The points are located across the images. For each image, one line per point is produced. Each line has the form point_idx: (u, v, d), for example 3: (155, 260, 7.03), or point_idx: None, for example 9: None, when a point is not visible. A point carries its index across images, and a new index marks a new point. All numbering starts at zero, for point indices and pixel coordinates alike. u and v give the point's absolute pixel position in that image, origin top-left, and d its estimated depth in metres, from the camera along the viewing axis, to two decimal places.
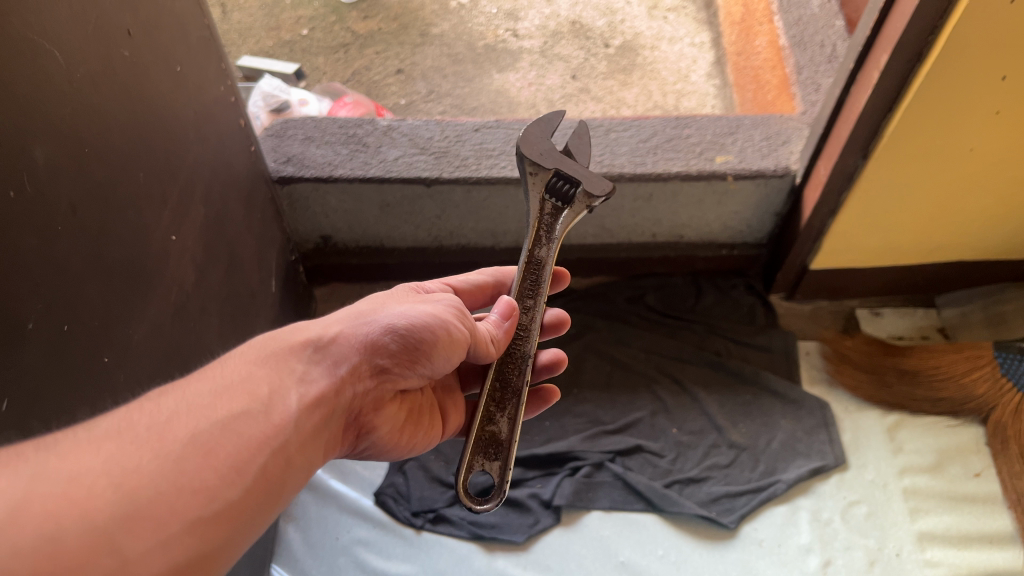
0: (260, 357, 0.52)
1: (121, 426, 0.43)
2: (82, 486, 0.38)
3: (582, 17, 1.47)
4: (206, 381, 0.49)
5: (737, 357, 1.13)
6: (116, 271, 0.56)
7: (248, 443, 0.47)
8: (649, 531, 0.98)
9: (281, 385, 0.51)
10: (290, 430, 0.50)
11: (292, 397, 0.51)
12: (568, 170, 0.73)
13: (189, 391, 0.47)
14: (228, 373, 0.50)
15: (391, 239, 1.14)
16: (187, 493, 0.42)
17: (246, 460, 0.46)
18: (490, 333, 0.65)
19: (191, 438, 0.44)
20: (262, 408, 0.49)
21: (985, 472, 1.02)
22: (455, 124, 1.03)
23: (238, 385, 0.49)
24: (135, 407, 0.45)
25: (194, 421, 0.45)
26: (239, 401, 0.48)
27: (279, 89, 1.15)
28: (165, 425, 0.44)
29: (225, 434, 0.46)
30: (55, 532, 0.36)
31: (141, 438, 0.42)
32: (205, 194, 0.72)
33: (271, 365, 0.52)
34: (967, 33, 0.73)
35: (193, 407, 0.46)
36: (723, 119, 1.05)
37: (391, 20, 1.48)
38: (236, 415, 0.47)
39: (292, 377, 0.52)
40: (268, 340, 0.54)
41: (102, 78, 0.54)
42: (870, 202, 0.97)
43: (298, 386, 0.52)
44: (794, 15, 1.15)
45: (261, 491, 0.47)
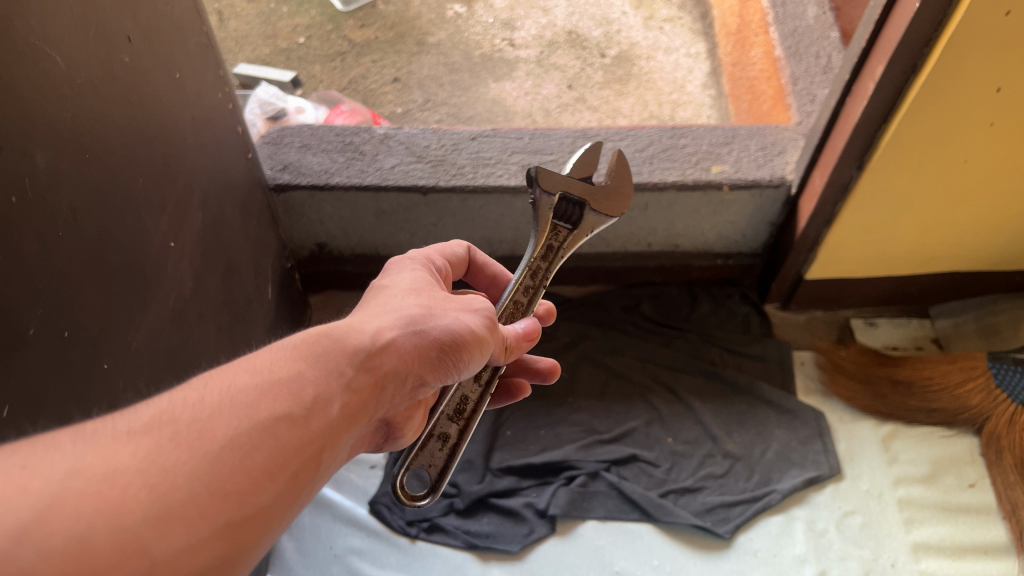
0: (308, 353, 0.48)
1: (161, 420, 0.40)
2: (117, 485, 0.36)
3: (578, 27, 1.48)
4: (250, 372, 0.45)
5: (732, 366, 1.13)
6: (116, 277, 0.56)
7: (286, 448, 0.43)
8: (645, 541, 0.98)
9: (327, 391, 0.47)
10: (326, 439, 0.46)
11: (335, 405, 0.47)
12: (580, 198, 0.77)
13: (233, 385, 0.44)
14: (274, 367, 0.46)
15: (387, 247, 1.13)
16: (218, 496, 0.39)
17: (280, 466, 0.42)
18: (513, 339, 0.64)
19: (227, 441, 0.41)
20: (303, 413, 0.45)
21: (980, 482, 1.02)
22: (451, 133, 1.03)
23: (285, 383, 0.45)
24: (177, 398, 0.42)
25: (232, 421, 0.42)
26: (282, 402, 0.44)
27: (275, 97, 1.15)
28: (205, 423, 0.41)
29: (263, 436, 0.42)
30: (86, 532, 0.34)
31: (179, 437, 0.39)
32: (202, 201, 0.72)
33: (319, 365, 0.48)
34: (961, 45, 0.73)
35: (235, 404, 0.43)
36: (720, 129, 1.05)
37: (387, 28, 1.48)
38: (277, 418, 0.43)
39: (338, 382, 0.48)
40: (320, 334, 0.50)
41: (102, 82, 0.54)
42: (865, 212, 0.97)
43: (343, 393, 0.48)
44: (789, 27, 1.16)
45: (291, 499, 0.43)
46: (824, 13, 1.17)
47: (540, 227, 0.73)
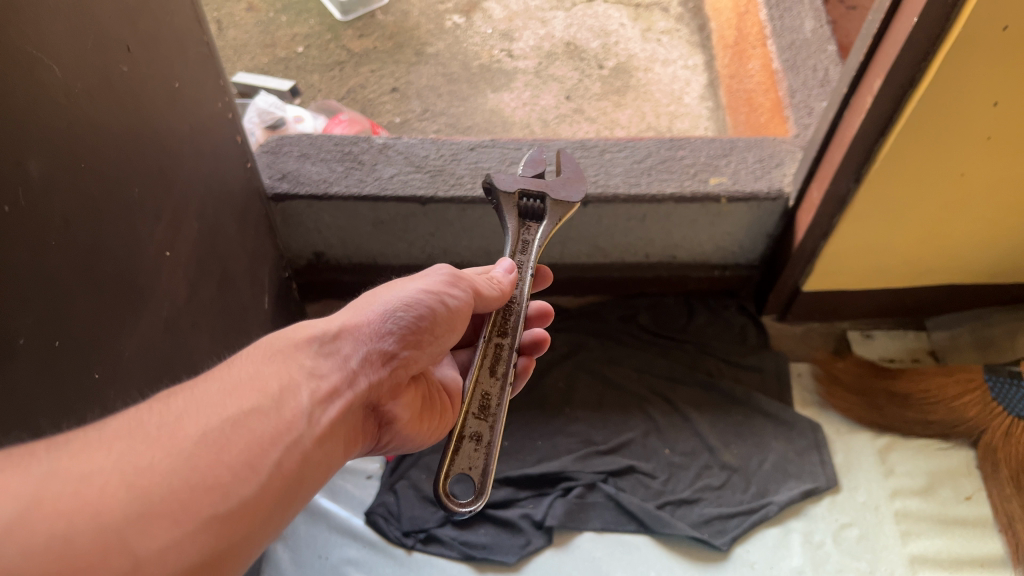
0: (266, 355, 0.50)
1: (131, 426, 0.42)
2: (95, 486, 0.38)
3: (576, 39, 1.48)
4: (215, 380, 0.47)
5: (730, 377, 1.13)
6: (112, 284, 0.56)
7: (261, 440, 0.44)
8: (642, 552, 0.98)
9: (293, 382, 0.48)
10: (304, 425, 0.47)
11: (304, 394, 0.48)
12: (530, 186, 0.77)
13: (199, 391, 0.45)
14: (236, 371, 0.48)
15: (385, 257, 1.13)
16: (200, 490, 0.40)
17: (258, 454, 0.44)
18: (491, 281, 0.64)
19: (200, 436, 0.42)
20: (273, 404, 0.47)
21: (976, 495, 1.02)
22: (450, 143, 1.03)
23: (247, 382, 0.47)
24: (143, 407, 0.43)
25: (205, 418, 0.43)
26: (249, 398, 0.46)
27: (274, 106, 1.15)
28: (175, 425, 0.42)
29: (236, 430, 0.44)
30: (66, 531, 0.36)
31: (151, 437, 0.41)
32: (199, 210, 0.72)
33: (279, 362, 0.49)
34: (958, 60, 0.74)
35: (203, 405, 0.44)
36: (717, 141, 1.05)
37: (386, 38, 1.49)
38: (247, 412, 0.45)
39: (303, 373, 0.49)
40: (271, 338, 0.51)
41: (100, 92, 0.54)
42: (862, 225, 0.98)
43: (310, 381, 0.49)
44: (787, 39, 1.16)
45: (278, 490, 0.44)
46: (822, 26, 1.18)
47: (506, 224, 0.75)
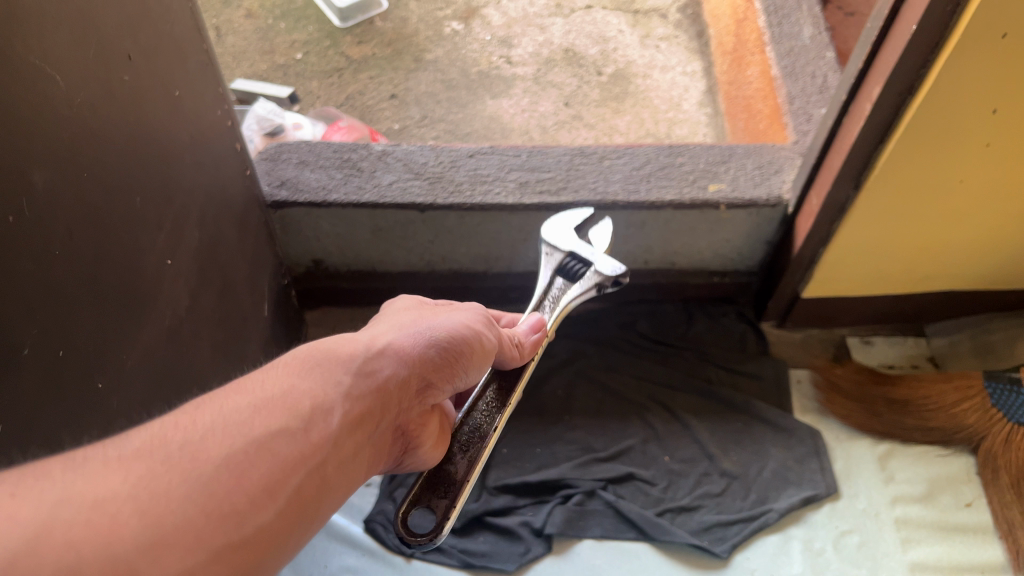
0: (303, 368, 0.49)
1: (153, 444, 0.40)
2: (108, 512, 0.35)
3: (575, 45, 1.48)
4: (243, 394, 0.45)
5: (729, 385, 1.13)
6: (113, 294, 0.56)
7: (283, 465, 0.43)
8: (641, 560, 0.97)
9: (327, 401, 0.48)
10: (329, 448, 0.46)
11: (335, 416, 0.48)
12: (580, 252, 0.80)
13: (225, 406, 0.44)
14: (267, 386, 0.46)
15: (383, 264, 1.13)
16: (216, 518, 0.39)
17: (278, 480, 0.43)
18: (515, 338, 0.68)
19: (223, 460, 0.41)
20: (301, 426, 0.45)
21: (976, 502, 1.02)
22: (450, 150, 1.03)
23: (279, 399, 0.46)
24: (167, 421, 0.42)
25: (229, 440, 0.42)
26: (278, 418, 0.45)
27: (273, 113, 1.15)
28: (198, 445, 0.41)
29: (259, 453, 0.42)
30: (73, 562, 0.33)
31: (171, 460, 0.39)
32: (200, 218, 0.71)
33: (314, 378, 0.48)
34: (957, 68, 0.74)
35: (228, 424, 0.43)
36: (716, 148, 1.05)
37: (385, 45, 1.49)
38: (273, 433, 0.44)
39: (337, 392, 0.49)
40: (309, 348, 0.50)
41: (102, 101, 0.53)
42: (861, 231, 0.97)
43: (344, 401, 0.49)
44: (786, 46, 1.16)
45: (292, 517, 0.43)
46: (820, 33, 1.18)
47: (582, 292, 0.76)
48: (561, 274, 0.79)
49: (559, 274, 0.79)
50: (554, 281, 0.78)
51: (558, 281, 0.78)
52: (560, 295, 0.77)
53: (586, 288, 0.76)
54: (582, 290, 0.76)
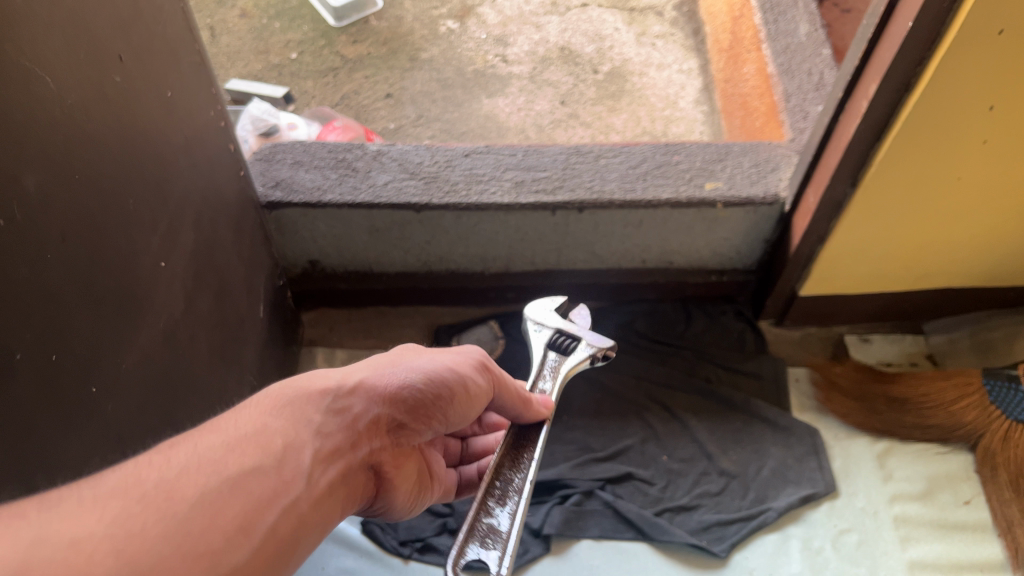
0: (276, 404, 0.49)
1: (129, 483, 0.39)
2: (83, 552, 0.35)
3: (571, 44, 1.48)
4: (217, 432, 0.45)
5: (728, 383, 1.13)
6: (108, 298, 0.55)
7: (257, 503, 0.43)
8: (641, 560, 0.97)
9: (298, 439, 0.48)
10: (301, 486, 0.46)
11: (306, 453, 0.47)
12: (569, 328, 0.75)
13: (200, 444, 0.44)
14: (241, 425, 0.46)
15: (380, 264, 1.13)
16: (192, 557, 0.38)
17: (253, 517, 0.42)
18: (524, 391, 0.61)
19: (198, 498, 0.40)
20: (273, 464, 0.45)
21: (975, 499, 1.02)
22: (445, 150, 1.03)
23: (251, 437, 0.46)
24: (142, 461, 0.41)
25: (204, 477, 0.42)
26: (251, 456, 0.45)
27: (268, 113, 1.14)
28: (174, 484, 0.40)
29: (234, 490, 0.42)
30: None
31: (148, 499, 0.39)
32: (194, 221, 0.71)
33: (287, 415, 0.48)
34: (953, 66, 0.74)
35: (203, 462, 0.42)
36: (712, 146, 1.05)
37: (380, 44, 1.48)
38: (247, 471, 0.44)
39: (309, 430, 0.49)
40: (282, 386, 0.50)
41: (94, 103, 0.53)
42: (859, 229, 0.97)
43: (315, 439, 0.49)
44: (782, 43, 1.16)
45: (269, 555, 0.42)
46: (816, 30, 1.17)
47: (580, 364, 0.71)
48: (552, 349, 0.74)
49: (551, 351, 0.74)
50: (546, 357, 0.73)
51: (551, 356, 0.73)
52: (561, 365, 0.72)
53: (581, 359, 0.71)
54: (578, 362, 0.71)
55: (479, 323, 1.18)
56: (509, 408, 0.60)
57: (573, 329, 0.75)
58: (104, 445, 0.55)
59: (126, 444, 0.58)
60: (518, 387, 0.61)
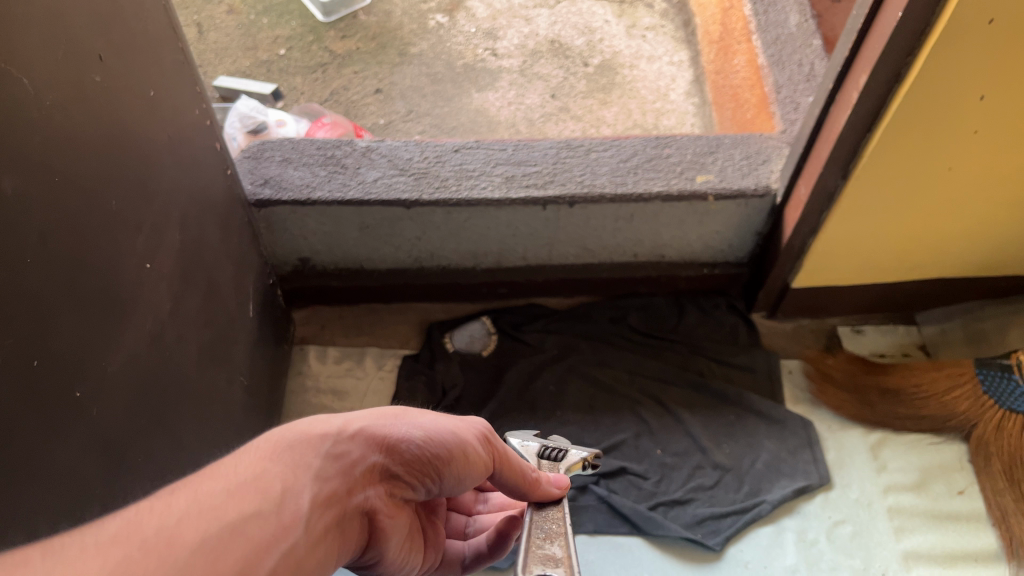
0: (275, 448, 0.44)
1: (130, 529, 0.36)
2: None
3: (561, 36, 1.47)
4: (217, 477, 0.41)
5: (721, 377, 1.13)
6: (92, 301, 0.55)
7: (259, 550, 0.39)
8: (635, 554, 0.97)
9: (296, 483, 0.43)
10: (300, 533, 0.42)
11: (304, 498, 0.43)
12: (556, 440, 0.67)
13: (200, 490, 0.40)
14: (239, 469, 0.42)
15: (371, 261, 1.12)
16: None
17: (253, 564, 0.38)
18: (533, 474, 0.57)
19: (198, 545, 0.36)
20: (273, 508, 0.41)
21: (968, 490, 1.02)
22: (435, 145, 1.02)
23: (250, 482, 0.42)
24: (142, 506, 0.37)
25: (205, 522, 0.37)
26: (251, 501, 0.40)
27: (256, 110, 1.13)
28: (174, 528, 0.36)
29: (234, 537, 0.38)
30: None
31: (148, 545, 0.35)
32: (180, 221, 0.70)
33: (285, 460, 0.44)
34: (943, 56, 0.73)
35: (204, 507, 0.38)
36: (703, 138, 1.05)
37: (369, 39, 1.47)
38: (247, 517, 0.39)
39: (308, 474, 0.44)
40: (283, 429, 0.46)
41: (74, 104, 0.52)
42: (850, 221, 0.97)
43: (313, 483, 0.44)
44: (772, 34, 1.16)
45: None
46: (807, 20, 1.17)
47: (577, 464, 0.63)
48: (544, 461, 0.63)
49: (542, 458, 0.64)
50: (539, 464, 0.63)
51: (544, 467, 0.63)
52: (561, 471, 0.62)
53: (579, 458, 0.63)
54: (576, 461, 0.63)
55: (472, 319, 1.18)
56: (514, 489, 0.56)
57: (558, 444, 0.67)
58: (91, 447, 0.55)
59: (114, 448, 0.58)
60: (524, 467, 0.56)
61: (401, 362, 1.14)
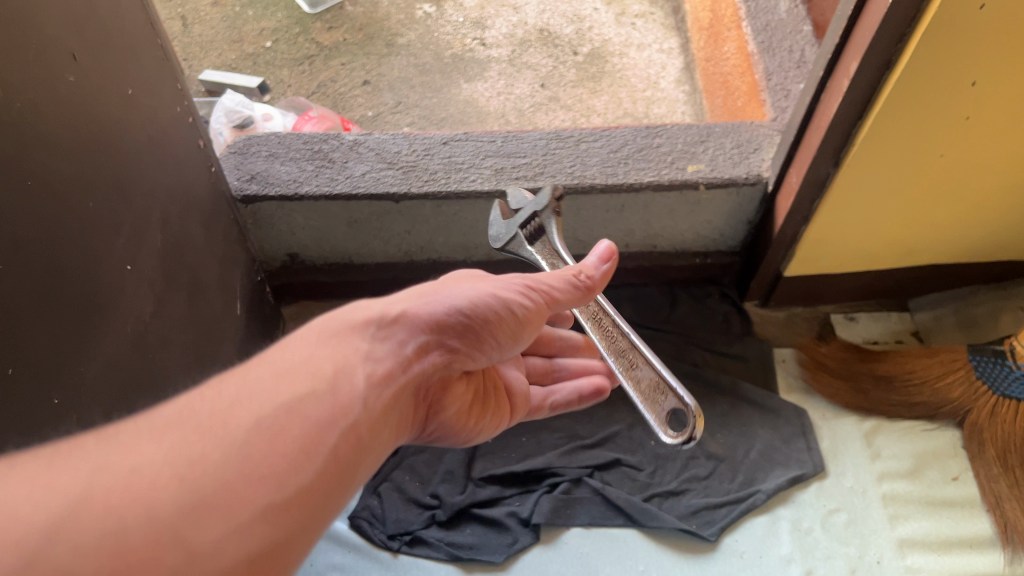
0: (321, 335, 0.46)
1: (183, 415, 0.38)
2: (143, 479, 0.34)
3: (550, 25, 1.46)
4: (268, 364, 0.43)
5: (714, 367, 1.12)
6: (68, 307, 0.54)
7: (317, 424, 0.41)
8: (630, 546, 0.97)
9: (348, 364, 0.45)
10: (360, 408, 0.44)
11: (358, 376, 0.45)
12: (524, 217, 0.79)
13: (250, 376, 0.42)
14: (289, 355, 0.44)
15: (361, 256, 1.11)
16: (253, 478, 0.37)
17: (314, 438, 0.40)
18: (573, 279, 0.61)
19: (253, 423, 0.39)
20: (328, 388, 0.43)
21: (963, 476, 1.02)
22: (423, 137, 1.01)
23: (300, 366, 0.43)
24: (196, 394, 0.40)
25: (259, 403, 0.40)
26: (304, 382, 0.42)
27: (242, 104, 1.13)
28: (229, 412, 0.39)
29: (291, 415, 0.40)
30: (116, 529, 0.33)
31: (202, 428, 0.38)
32: (162, 220, 0.69)
33: (334, 344, 0.46)
34: (934, 43, 0.72)
35: (255, 391, 0.41)
36: (694, 127, 1.04)
37: (356, 30, 1.46)
38: (302, 396, 0.41)
39: (358, 356, 0.46)
40: (327, 319, 0.48)
41: (46, 105, 0.51)
42: (841, 209, 0.97)
43: (366, 362, 0.46)
44: (762, 21, 1.15)
45: (333, 480, 0.40)
46: (797, 6, 1.16)
47: (555, 224, 0.76)
48: (532, 241, 0.78)
49: (534, 242, 0.78)
50: (538, 248, 0.77)
51: (537, 247, 0.77)
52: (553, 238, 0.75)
53: (553, 222, 0.76)
54: (553, 225, 0.75)
55: None
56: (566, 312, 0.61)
57: (527, 211, 0.79)
58: None
59: None
60: (567, 283, 0.61)
61: None
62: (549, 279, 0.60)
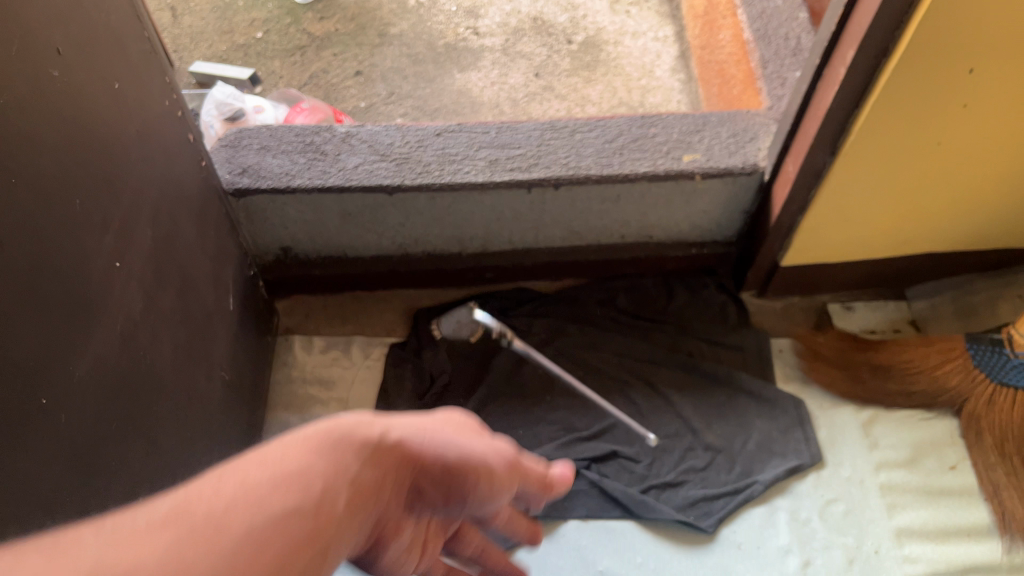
0: (316, 439, 0.37)
1: (179, 512, 0.30)
2: None
3: (543, 13, 1.44)
4: (267, 456, 0.34)
5: (711, 357, 1.12)
6: (55, 307, 0.53)
7: (305, 546, 0.33)
8: (627, 538, 0.97)
9: (340, 482, 0.36)
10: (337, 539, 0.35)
11: (343, 503, 0.36)
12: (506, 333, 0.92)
13: (249, 466, 0.33)
14: (289, 452, 0.35)
15: (355, 249, 1.11)
16: None
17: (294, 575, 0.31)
18: (545, 475, 0.54)
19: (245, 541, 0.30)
20: (322, 499, 0.34)
21: (960, 464, 1.02)
22: (416, 128, 1.00)
23: (302, 470, 0.35)
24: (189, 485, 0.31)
25: (251, 512, 0.31)
26: (303, 488, 0.34)
27: (232, 96, 1.11)
28: (224, 516, 0.30)
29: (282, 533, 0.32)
30: None
31: (195, 536, 0.29)
32: (151, 216, 0.68)
33: (332, 448, 0.37)
34: (932, 31, 0.72)
35: (254, 491, 0.32)
36: (690, 116, 1.03)
37: (348, 20, 1.44)
38: (297, 509, 0.33)
39: (349, 477, 0.37)
40: (324, 423, 0.38)
41: (29, 102, 0.50)
42: (838, 198, 0.96)
43: (354, 489, 0.37)
44: (758, 8, 1.14)
45: None
46: None
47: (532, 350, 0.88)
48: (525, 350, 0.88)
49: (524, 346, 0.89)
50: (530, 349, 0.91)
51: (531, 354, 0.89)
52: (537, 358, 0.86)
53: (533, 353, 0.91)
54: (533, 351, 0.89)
55: (459, 305, 1.16)
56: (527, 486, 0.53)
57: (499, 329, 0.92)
58: (60, 458, 0.53)
59: (84, 455, 0.57)
60: (536, 471, 0.53)
61: (388, 350, 1.13)
62: (528, 465, 0.52)
